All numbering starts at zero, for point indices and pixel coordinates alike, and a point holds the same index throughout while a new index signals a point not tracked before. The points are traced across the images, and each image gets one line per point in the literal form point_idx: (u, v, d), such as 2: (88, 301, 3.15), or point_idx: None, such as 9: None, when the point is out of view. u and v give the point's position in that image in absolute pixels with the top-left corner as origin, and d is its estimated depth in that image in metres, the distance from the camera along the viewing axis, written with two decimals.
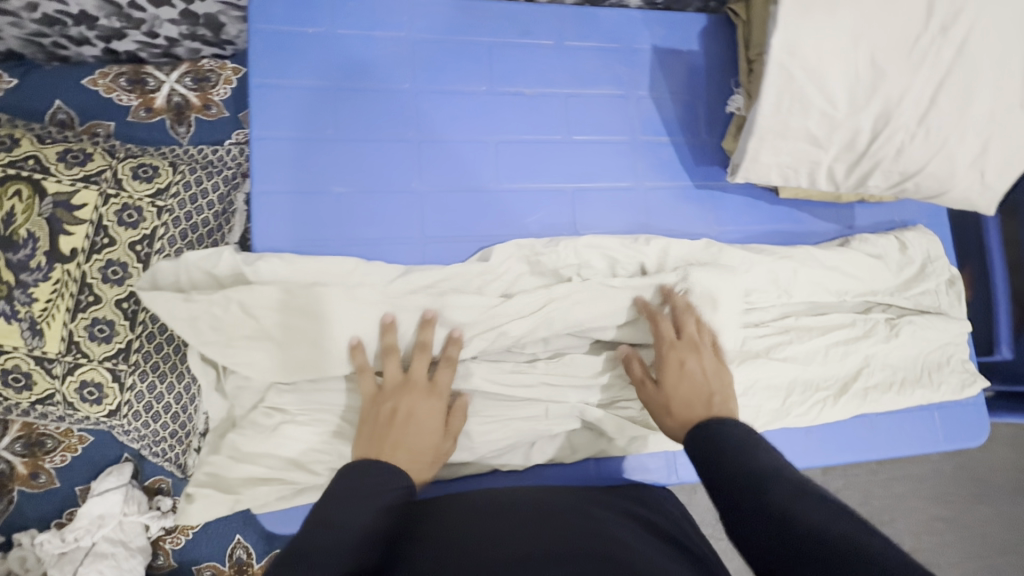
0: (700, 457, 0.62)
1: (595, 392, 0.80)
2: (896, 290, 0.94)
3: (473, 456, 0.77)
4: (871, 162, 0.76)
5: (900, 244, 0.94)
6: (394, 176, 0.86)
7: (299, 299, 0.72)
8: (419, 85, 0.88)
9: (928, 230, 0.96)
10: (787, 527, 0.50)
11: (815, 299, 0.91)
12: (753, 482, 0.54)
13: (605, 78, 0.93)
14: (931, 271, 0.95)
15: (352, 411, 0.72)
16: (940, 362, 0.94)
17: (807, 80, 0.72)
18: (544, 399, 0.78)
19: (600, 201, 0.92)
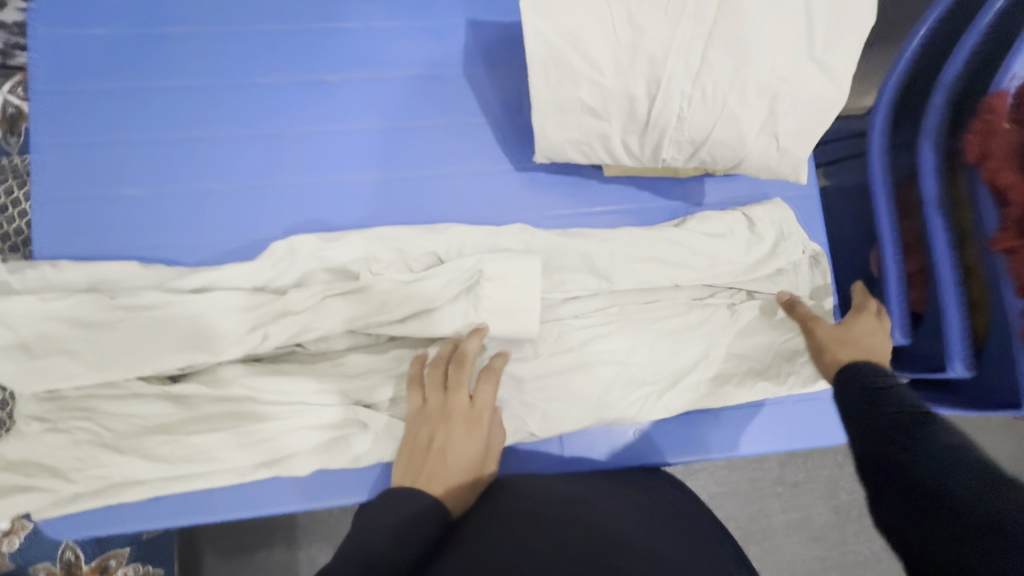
0: (850, 409, 0.61)
1: (377, 393, 0.75)
2: (740, 273, 0.83)
3: (247, 463, 0.74)
4: (657, 132, 0.68)
5: (747, 221, 0.85)
6: (179, 174, 0.82)
7: (57, 306, 0.72)
8: (207, 79, 0.83)
9: (781, 204, 0.87)
10: (939, 453, 0.50)
11: (644, 286, 0.81)
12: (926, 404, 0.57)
13: (414, 58, 0.87)
14: (782, 250, 0.84)
15: (114, 416, 0.72)
16: (795, 351, 0.83)
17: (567, 44, 0.65)
18: (316, 405, 0.74)
19: (408, 190, 0.84)
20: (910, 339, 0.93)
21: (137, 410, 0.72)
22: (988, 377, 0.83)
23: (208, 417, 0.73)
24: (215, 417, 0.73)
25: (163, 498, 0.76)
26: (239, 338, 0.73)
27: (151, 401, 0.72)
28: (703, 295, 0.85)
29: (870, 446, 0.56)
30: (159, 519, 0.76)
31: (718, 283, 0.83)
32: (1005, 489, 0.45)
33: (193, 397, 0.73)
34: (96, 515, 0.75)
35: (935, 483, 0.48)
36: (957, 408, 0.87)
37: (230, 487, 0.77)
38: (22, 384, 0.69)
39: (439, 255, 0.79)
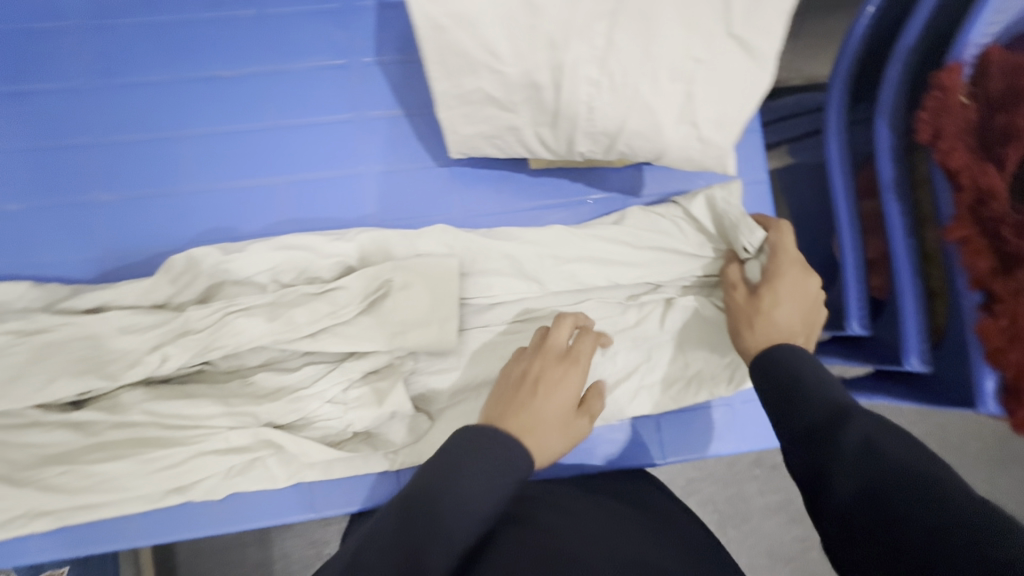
0: (777, 399, 0.55)
1: (285, 414, 0.70)
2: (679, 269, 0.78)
3: (155, 491, 0.70)
4: (568, 123, 0.61)
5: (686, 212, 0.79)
6: (72, 183, 0.77)
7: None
8: (93, 79, 0.77)
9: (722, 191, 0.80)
10: (860, 453, 0.45)
11: (576, 286, 0.76)
12: (830, 416, 0.49)
13: (320, 46, 0.80)
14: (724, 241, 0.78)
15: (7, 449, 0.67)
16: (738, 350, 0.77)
17: (458, 28, 0.58)
18: (222, 428, 0.69)
19: (319, 192, 0.80)
20: (869, 330, 0.88)
21: (30, 442, 0.67)
22: (945, 372, 0.78)
23: (105, 446, 0.68)
24: (113, 446, 0.68)
25: (67, 533, 0.71)
26: (136, 361, 0.69)
27: (47, 431, 0.68)
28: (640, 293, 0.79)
29: (811, 462, 0.47)
30: (65, 549, 0.72)
31: (659, 280, 0.77)
32: (956, 497, 0.40)
33: (91, 425, 0.69)
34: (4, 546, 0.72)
35: (895, 503, 0.41)
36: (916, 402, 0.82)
37: (140, 514, 0.72)
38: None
39: (352, 262, 0.74)
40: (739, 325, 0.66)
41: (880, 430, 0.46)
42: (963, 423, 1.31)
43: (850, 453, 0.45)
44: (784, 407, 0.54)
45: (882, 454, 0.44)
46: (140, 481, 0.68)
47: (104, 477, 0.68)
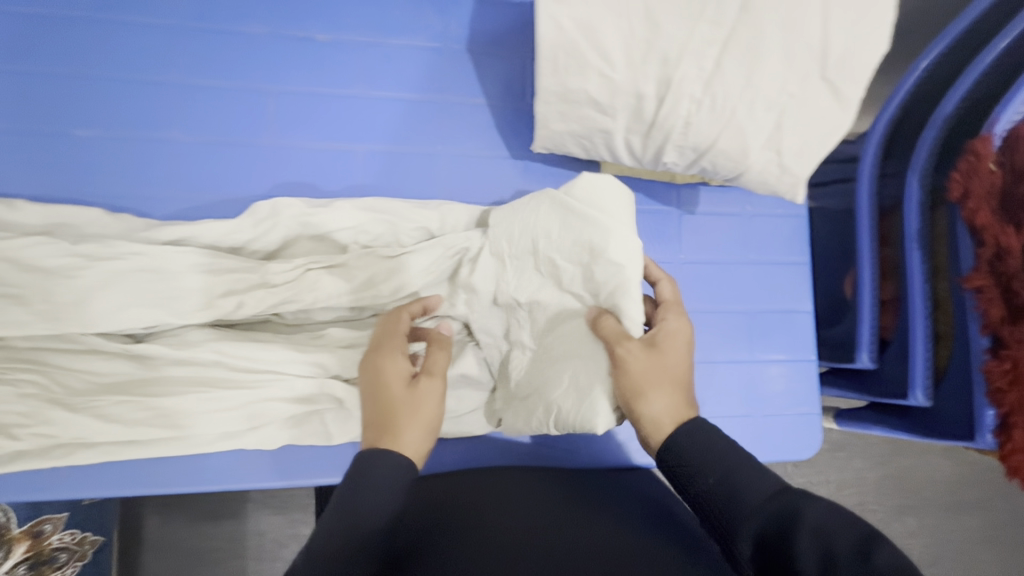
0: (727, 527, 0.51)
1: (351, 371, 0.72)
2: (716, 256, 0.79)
3: (209, 432, 0.71)
4: (661, 134, 0.67)
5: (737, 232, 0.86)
6: (146, 120, 0.75)
7: (8, 247, 0.68)
8: (184, 19, 0.76)
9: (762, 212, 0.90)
10: None
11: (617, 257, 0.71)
12: (774, 520, 0.48)
13: (415, 27, 0.83)
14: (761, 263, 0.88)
15: (72, 371, 0.69)
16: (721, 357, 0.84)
17: (579, 31, 0.62)
18: (287, 377, 0.71)
19: (397, 165, 0.82)
20: (875, 364, 0.97)
21: (95, 367, 0.69)
22: (944, 406, 0.87)
23: (169, 378, 0.70)
24: (178, 378, 0.70)
25: (109, 464, 0.72)
26: (208, 302, 0.70)
27: (111, 359, 0.69)
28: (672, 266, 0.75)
29: None
30: (102, 487, 0.71)
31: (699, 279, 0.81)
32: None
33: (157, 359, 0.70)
34: (35, 479, 0.70)
35: None
36: (909, 434, 0.91)
37: (179, 457, 0.73)
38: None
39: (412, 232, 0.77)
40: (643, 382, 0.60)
41: (821, 521, 0.46)
42: (926, 466, 1.42)
43: (809, 556, 0.45)
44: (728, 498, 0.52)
45: (840, 559, 0.43)
46: (196, 418, 0.70)
47: (162, 411, 0.69)
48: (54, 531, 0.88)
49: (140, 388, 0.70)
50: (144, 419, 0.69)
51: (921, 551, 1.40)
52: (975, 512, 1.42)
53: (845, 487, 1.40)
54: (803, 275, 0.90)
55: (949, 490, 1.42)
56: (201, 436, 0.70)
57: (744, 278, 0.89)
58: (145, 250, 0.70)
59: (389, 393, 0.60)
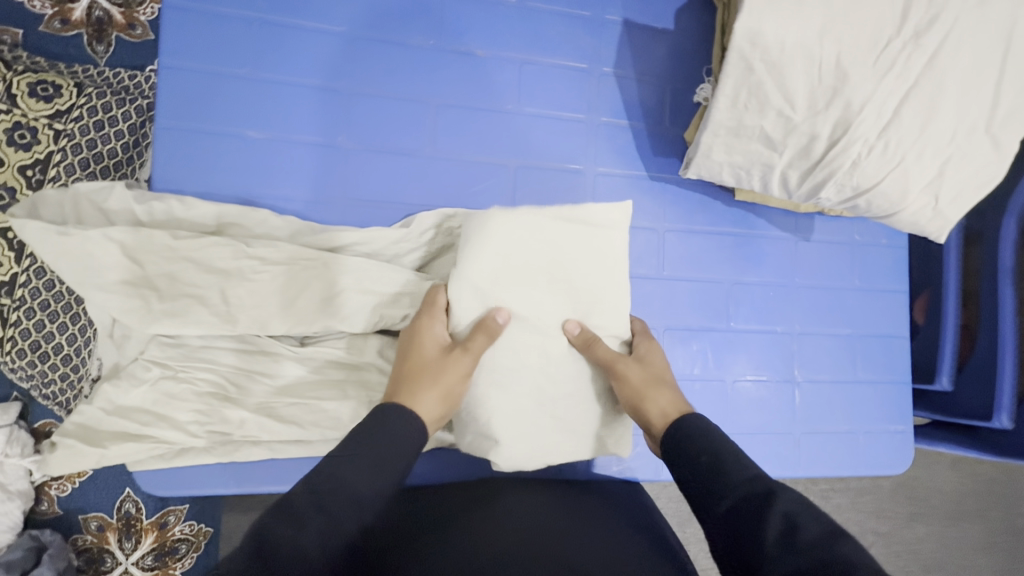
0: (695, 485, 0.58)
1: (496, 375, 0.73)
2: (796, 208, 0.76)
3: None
4: (826, 172, 0.70)
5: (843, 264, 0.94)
6: (315, 125, 0.77)
7: (188, 247, 0.69)
8: (355, 28, 0.78)
9: (866, 243, 0.96)
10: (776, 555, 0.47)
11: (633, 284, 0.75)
12: (752, 501, 0.52)
13: (567, 49, 0.85)
14: (863, 290, 0.95)
15: (251, 371, 0.71)
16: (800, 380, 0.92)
17: (767, 74, 0.66)
18: None
19: (544, 180, 0.85)
20: (952, 388, 1.04)
21: (274, 369, 0.72)
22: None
23: (341, 380, 0.73)
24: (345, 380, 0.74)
25: (271, 461, 0.74)
26: (383, 310, 0.73)
27: (286, 359, 0.72)
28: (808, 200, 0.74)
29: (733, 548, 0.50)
30: (264, 484, 0.73)
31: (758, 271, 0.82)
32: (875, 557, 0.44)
33: (329, 362, 0.73)
34: (199, 474, 0.71)
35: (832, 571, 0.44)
36: (980, 452, 0.98)
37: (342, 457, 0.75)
38: (146, 328, 0.66)
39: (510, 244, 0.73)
40: (637, 389, 0.69)
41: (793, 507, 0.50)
42: (961, 481, 1.52)
43: (768, 535, 0.49)
44: (701, 481, 0.57)
45: (800, 537, 0.47)
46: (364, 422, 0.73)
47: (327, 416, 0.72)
48: (177, 521, 0.88)
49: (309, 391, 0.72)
50: (317, 420, 0.71)
51: (952, 560, 1.49)
52: (1000, 525, 1.53)
53: (890, 499, 1.48)
54: (901, 303, 0.97)
55: (979, 505, 1.52)
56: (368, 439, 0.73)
57: (850, 303, 0.95)
58: (321, 258, 0.72)
59: (422, 352, 0.67)
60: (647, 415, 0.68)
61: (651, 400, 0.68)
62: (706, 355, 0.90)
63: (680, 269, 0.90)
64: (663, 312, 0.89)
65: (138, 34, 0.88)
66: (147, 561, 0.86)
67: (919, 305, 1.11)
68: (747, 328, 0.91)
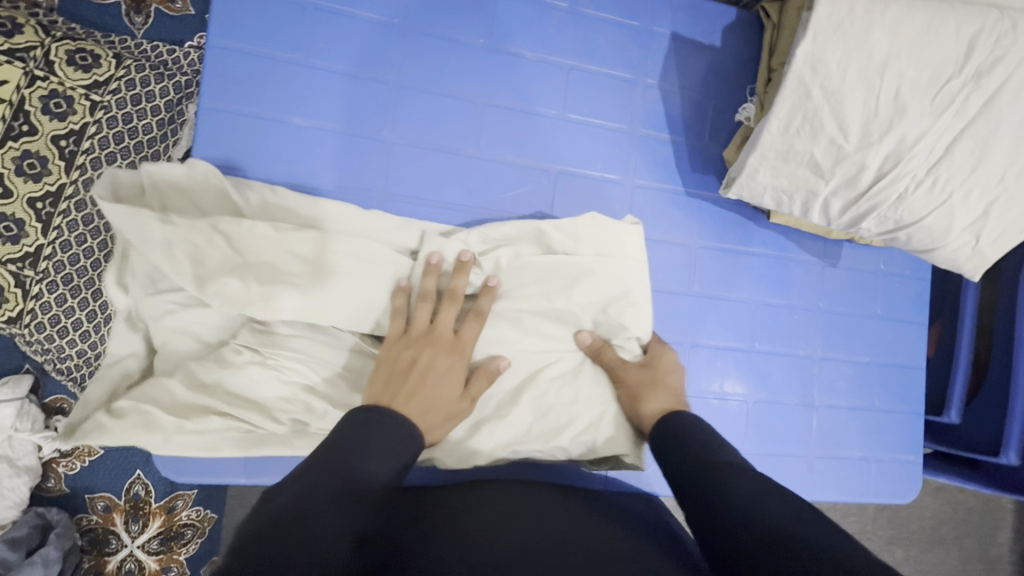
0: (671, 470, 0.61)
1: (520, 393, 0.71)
2: (833, 219, 0.75)
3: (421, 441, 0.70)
4: (869, 204, 0.71)
5: (865, 295, 0.95)
6: (362, 117, 0.75)
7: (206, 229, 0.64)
8: (409, 21, 0.77)
9: (890, 275, 0.97)
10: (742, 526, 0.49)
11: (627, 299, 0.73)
12: (709, 485, 0.55)
13: (614, 57, 0.84)
14: (884, 319, 0.96)
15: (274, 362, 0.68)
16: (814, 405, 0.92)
17: (825, 101, 0.67)
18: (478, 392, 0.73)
19: (582, 189, 0.83)
20: (959, 421, 1.05)
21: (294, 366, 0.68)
22: None
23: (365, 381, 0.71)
24: None
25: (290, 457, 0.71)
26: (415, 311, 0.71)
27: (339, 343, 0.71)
28: (848, 227, 0.75)
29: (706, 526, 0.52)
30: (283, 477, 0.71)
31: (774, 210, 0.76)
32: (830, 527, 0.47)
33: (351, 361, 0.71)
34: (216, 462, 0.70)
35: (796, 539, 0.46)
36: (985, 486, 1.00)
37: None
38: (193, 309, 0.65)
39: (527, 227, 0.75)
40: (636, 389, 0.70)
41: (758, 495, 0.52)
42: (956, 503, 1.53)
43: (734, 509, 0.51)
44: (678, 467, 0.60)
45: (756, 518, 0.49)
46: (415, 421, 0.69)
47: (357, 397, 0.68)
48: (183, 507, 0.85)
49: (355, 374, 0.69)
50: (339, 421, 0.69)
51: None
52: (989, 557, 1.54)
53: (886, 527, 1.48)
54: (920, 335, 0.98)
55: (971, 537, 1.54)
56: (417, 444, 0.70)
57: (872, 331, 0.96)
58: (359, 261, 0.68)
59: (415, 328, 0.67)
60: (642, 412, 0.69)
61: (647, 400, 0.69)
62: (728, 374, 0.89)
63: (711, 286, 0.89)
64: (689, 327, 0.88)
65: (179, 7, 0.85)
66: (152, 545, 0.84)
67: (933, 335, 1.11)
68: (771, 350, 0.91)
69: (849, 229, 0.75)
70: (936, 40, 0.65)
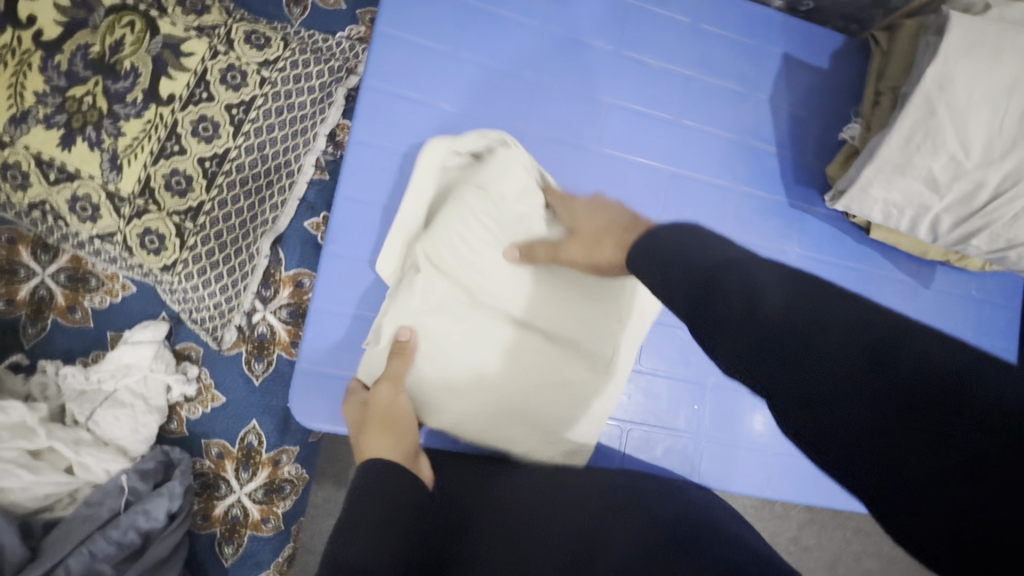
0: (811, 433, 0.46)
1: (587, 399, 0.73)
2: (943, 231, 0.78)
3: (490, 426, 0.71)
4: (983, 221, 0.74)
5: (956, 317, 0.97)
6: (500, 106, 0.82)
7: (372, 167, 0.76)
8: (548, 26, 0.84)
9: (983, 303, 0.98)
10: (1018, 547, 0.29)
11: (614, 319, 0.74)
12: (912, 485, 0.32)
13: (729, 71, 0.90)
14: (977, 344, 0.97)
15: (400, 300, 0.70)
16: None
17: (950, 119, 0.71)
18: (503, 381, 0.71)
19: (693, 190, 0.88)
20: None
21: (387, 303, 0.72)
22: None
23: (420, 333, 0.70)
24: None
25: None
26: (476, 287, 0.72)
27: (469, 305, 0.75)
28: (957, 243, 0.79)
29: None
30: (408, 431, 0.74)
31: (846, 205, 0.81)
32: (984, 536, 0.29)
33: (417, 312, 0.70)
34: None
35: None
36: None
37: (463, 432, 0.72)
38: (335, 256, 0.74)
39: None
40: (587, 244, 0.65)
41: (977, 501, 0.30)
42: None
43: None
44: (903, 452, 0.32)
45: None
46: (498, 392, 0.71)
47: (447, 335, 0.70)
48: (288, 461, 0.89)
49: (478, 330, 0.71)
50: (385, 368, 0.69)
51: None
52: None
53: None
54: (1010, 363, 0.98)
55: None
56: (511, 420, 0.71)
57: None
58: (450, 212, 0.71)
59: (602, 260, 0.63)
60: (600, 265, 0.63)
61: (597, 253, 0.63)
62: None
63: None
64: None
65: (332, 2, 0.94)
66: (257, 495, 0.88)
67: None
68: None
69: (956, 246, 0.80)
70: None
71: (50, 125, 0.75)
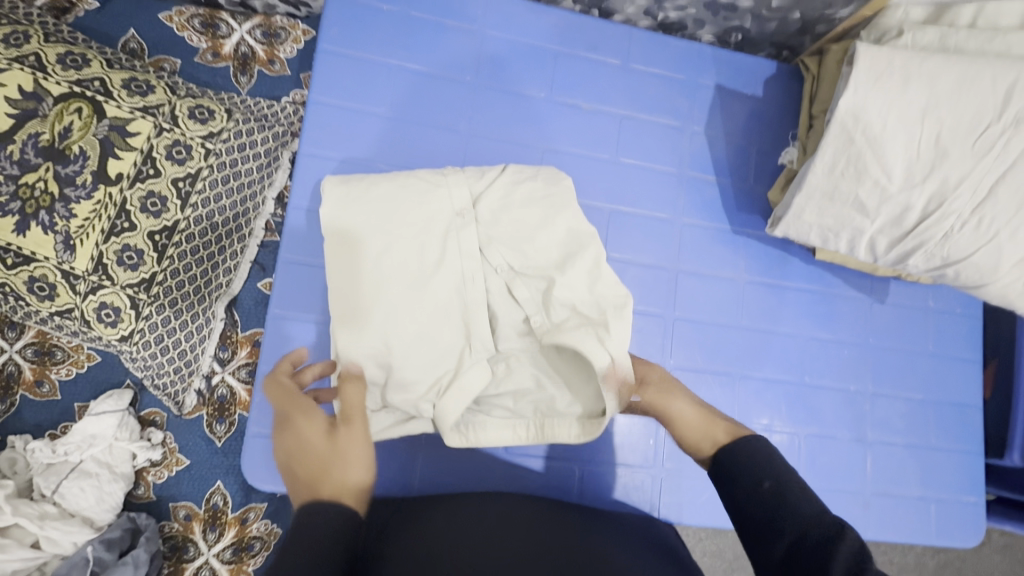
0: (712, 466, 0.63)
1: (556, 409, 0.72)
2: (881, 253, 0.78)
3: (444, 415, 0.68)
4: (916, 241, 0.74)
5: (915, 331, 0.96)
6: (435, 159, 0.84)
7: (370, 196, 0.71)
8: (480, 78, 0.87)
9: (942, 315, 0.98)
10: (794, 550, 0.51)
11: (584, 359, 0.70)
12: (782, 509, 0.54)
13: (663, 107, 0.92)
14: (937, 356, 0.96)
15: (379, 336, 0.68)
16: (867, 436, 0.92)
17: (868, 146, 0.72)
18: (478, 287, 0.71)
19: (635, 226, 0.89)
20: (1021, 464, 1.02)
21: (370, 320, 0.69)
22: None
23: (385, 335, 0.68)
24: None
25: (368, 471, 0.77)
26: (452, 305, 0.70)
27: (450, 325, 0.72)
28: (896, 262, 0.78)
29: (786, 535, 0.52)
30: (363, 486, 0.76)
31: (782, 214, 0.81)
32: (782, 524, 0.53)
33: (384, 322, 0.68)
34: None
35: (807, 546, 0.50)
36: None
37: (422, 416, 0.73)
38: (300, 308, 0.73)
39: None
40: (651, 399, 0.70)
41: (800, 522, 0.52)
42: None
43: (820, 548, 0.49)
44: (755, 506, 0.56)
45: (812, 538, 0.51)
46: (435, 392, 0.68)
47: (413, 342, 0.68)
48: (255, 519, 0.90)
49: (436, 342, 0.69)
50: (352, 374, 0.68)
51: None
52: None
53: None
54: (974, 373, 0.97)
55: None
56: (441, 421, 0.68)
57: (925, 368, 0.96)
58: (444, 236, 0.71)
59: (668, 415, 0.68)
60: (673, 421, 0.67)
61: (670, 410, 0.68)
62: (780, 406, 0.90)
63: (758, 319, 0.92)
64: (737, 360, 0.90)
65: (277, 69, 0.98)
66: (226, 555, 0.89)
67: (988, 375, 1.08)
68: (821, 383, 0.92)
69: (897, 265, 0.79)
70: (972, 91, 0.70)
71: (4, 212, 0.75)
